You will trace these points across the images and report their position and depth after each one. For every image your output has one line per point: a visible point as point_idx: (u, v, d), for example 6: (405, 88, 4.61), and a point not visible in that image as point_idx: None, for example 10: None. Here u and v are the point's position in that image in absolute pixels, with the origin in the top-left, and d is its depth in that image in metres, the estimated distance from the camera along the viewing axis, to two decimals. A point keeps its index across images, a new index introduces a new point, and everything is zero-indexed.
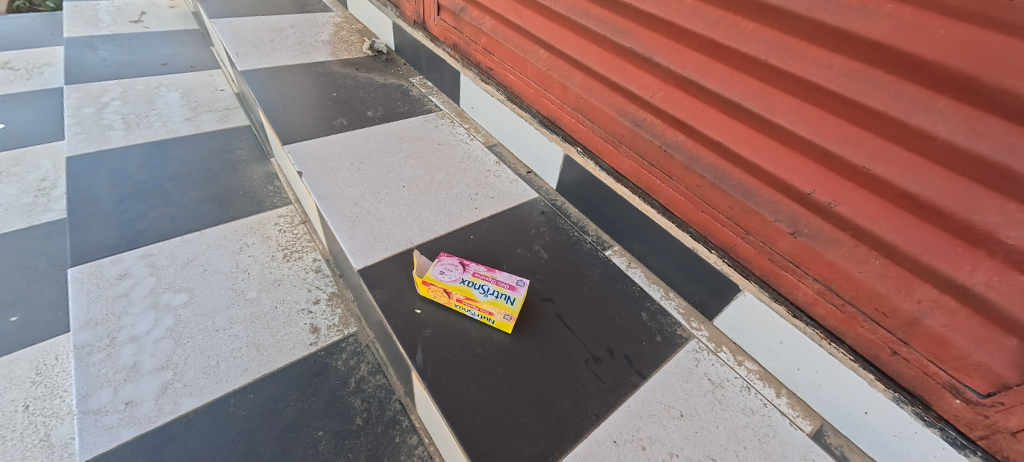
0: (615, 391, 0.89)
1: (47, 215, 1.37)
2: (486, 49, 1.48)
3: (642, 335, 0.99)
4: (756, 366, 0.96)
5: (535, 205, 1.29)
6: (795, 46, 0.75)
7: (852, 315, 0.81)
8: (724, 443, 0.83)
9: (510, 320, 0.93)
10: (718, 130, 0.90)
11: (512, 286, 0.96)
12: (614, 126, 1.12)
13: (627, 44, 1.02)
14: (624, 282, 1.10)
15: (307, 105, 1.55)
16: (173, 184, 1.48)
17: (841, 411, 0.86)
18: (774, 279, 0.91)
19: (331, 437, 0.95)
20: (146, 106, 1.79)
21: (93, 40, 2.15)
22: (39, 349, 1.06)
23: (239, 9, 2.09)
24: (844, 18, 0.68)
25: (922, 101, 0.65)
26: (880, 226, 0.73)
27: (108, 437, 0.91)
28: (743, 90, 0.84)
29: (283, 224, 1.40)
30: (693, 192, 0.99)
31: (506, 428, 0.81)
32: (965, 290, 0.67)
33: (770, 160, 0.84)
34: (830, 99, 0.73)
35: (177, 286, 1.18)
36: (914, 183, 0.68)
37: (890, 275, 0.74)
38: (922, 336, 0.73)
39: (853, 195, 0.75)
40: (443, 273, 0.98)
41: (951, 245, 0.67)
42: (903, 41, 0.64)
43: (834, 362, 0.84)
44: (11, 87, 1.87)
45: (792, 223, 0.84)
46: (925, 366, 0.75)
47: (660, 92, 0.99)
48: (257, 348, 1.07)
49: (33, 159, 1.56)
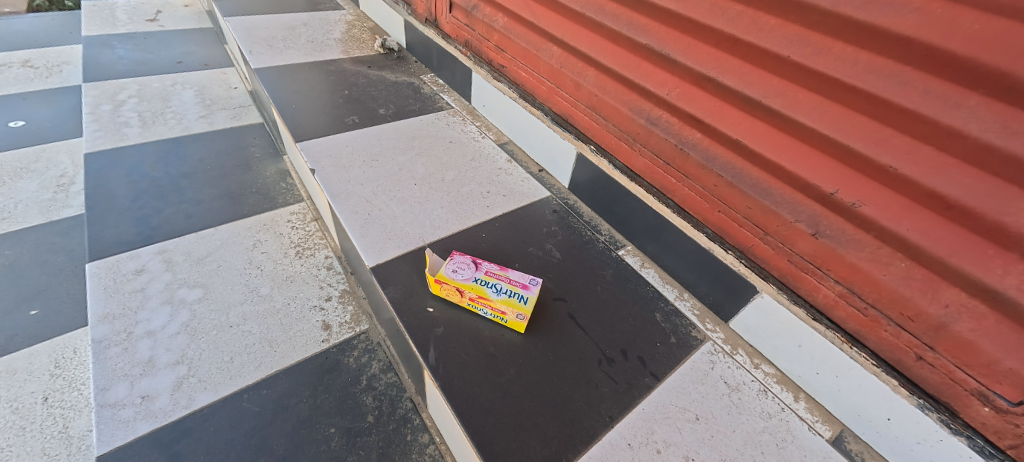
0: (628, 393, 0.88)
1: (65, 211, 1.39)
2: (498, 46, 1.47)
3: (656, 336, 0.97)
4: (773, 369, 0.95)
5: (547, 204, 1.28)
6: (819, 42, 0.73)
7: (874, 318, 0.79)
8: (740, 447, 0.82)
9: (522, 319, 0.93)
10: (735, 129, 0.88)
11: (525, 286, 0.95)
12: (628, 124, 1.11)
13: (643, 40, 1.00)
14: (637, 282, 1.08)
15: (319, 103, 1.55)
16: (188, 181, 1.49)
17: (863, 416, 0.84)
18: (793, 281, 0.89)
19: (343, 434, 0.95)
20: (161, 103, 1.81)
21: (110, 38, 2.17)
22: (58, 342, 1.07)
23: (252, 8, 2.10)
24: (871, 12, 0.66)
25: (953, 98, 0.63)
26: (905, 227, 0.71)
27: (124, 431, 0.92)
28: (764, 87, 0.82)
29: (296, 221, 1.40)
30: (709, 191, 0.97)
31: (519, 428, 0.81)
32: (995, 294, 0.65)
33: (789, 159, 0.82)
34: (855, 97, 0.71)
35: (192, 282, 1.19)
36: (942, 183, 0.66)
37: (915, 278, 0.72)
38: (949, 341, 0.71)
39: (877, 195, 0.73)
40: (454, 272, 0.97)
41: (982, 248, 0.65)
42: (934, 36, 0.62)
43: (856, 367, 0.82)
44: (31, 85, 1.91)
45: (813, 224, 0.82)
46: (952, 372, 0.72)
47: (675, 90, 0.97)
48: (271, 344, 1.08)
49: (52, 155, 1.58)
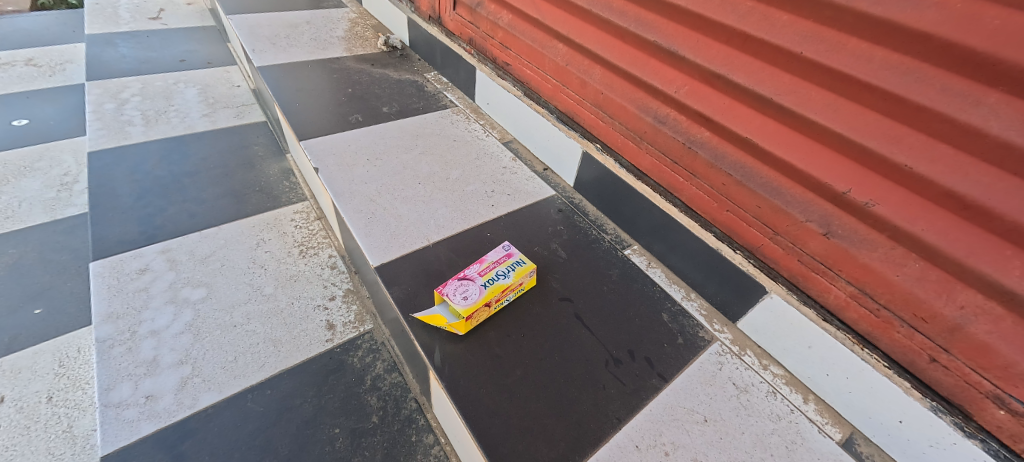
0: (636, 394, 0.87)
1: (69, 209, 1.38)
2: (503, 43, 1.45)
3: (663, 337, 0.96)
4: (782, 370, 0.93)
5: (552, 203, 1.27)
6: (833, 38, 0.72)
7: (887, 319, 0.77)
8: (750, 449, 0.81)
9: (534, 273, 1.01)
10: (745, 127, 0.87)
11: (509, 255, 1.03)
12: (634, 122, 1.10)
13: (651, 37, 0.99)
14: (644, 282, 1.07)
15: (323, 101, 1.55)
16: (191, 179, 1.49)
17: (874, 419, 0.82)
18: (803, 281, 0.87)
19: (348, 434, 0.94)
20: (164, 102, 1.80)
21: (113, 36, 2.17)
22: (62, 342, 1.06)
23: (255, 6, 2.09)
24: (888, 7, 0.65)
25: (972, 96, 0.61)
26: (920, 227, 0.70)
27: (128, 431, 0.91)
28: (775, 85, 0.80)
29: (299, 220, 1.40)
30: (718, 190, 0.96)
31: (526, 430, 0.80)
32: (1014, 296, 0.64)
33: (801, 157, 0.81)
34: (870, 94, 0.70)
35: (196, 281, 1.19)
36: (960, 183, 0.65)
37: (929, 279, 0.71)
38: (964, 343, 0.70)
39: (891, 195, 0.71)
40: (467, 298, 0.92)
41: (1000, 248, 0.63)
42: (953, 32, 0.61)
43: (867, 369, 0.80)
44: (35, 83, 1.90)
45: (825, 224, 0.80)
46: (967, 375, 0.71)
47: (684, 87, 0.96)
48: (275, 344, 1.07)
49: (56, 154, 1.58)
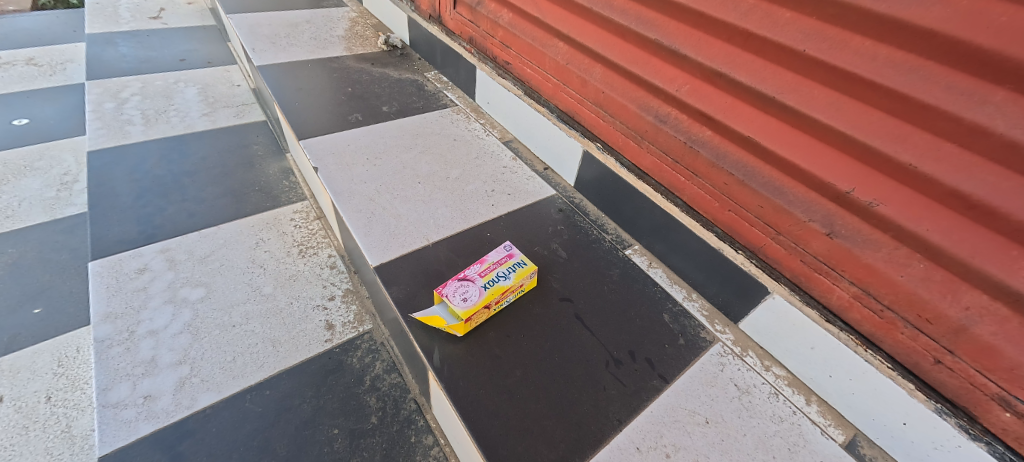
0: (636, 395, 0.86)
1: (68, 209, 1.38)
2: (503, 42, 1.45)
3: (664, 337, 0.96)
4: (784, 371, 0.93)
5: (552, 203, 1.26)
6: (836, 36, 0.71)
7: (891, 320, 0.77)
8: (752, 451, 0.80)
9: (535, 274, 1.00)
10: (747, 126, 0.86)
11: (510, 256, 1.02)
12: (635, 121, 1.09)
13: (652, 35, 0.98)
14: (645, 282, 1.07)
15: (323, 100, 1.54)
16: (191, 179, 1.48)
17: (877, 420, 0.82)
18: (805, 281, 0.87)
19: (347, 435, 0.94)
20: (164, 101, 1.80)
21: (113, 36, 2.17)
22: (61, 341, 1.06)
23: (255, 5, 2.09)
24: (893, 4, 0.64)
25: (977, 94, 0.61)
26: (924, 227, 0.69)
27: (126, 431, 0.91)
28: (778, 83, 0.80)
29: (299, 220, 1.39)
30: (719, 190, 0.95)
31: (526, 431, 0.79)
32: (1020, 297, 0.63)
33: (803, 156, 0.80)
34: (874, 92, 0.69)
35: (195, 281, 1.18)
36: (966, 182, 0.64)
37: (934, 280, 0.70)
38: (969, 344, 0.69)
39: (895, 194, 0.71)
40: (467, 300, 0.92)
41: (1005, 248, 0.62)
42: (959, 29, 0.60)
43: (870, 370, 0.80)
44: (35, 83, 1.90)
45: (827, 224, 0.80)
46: (972, 376, 0.70)
47: (686, 86, 0.95)
48: (274, 344, 1.07)
49: (56, 153, 1.58)
